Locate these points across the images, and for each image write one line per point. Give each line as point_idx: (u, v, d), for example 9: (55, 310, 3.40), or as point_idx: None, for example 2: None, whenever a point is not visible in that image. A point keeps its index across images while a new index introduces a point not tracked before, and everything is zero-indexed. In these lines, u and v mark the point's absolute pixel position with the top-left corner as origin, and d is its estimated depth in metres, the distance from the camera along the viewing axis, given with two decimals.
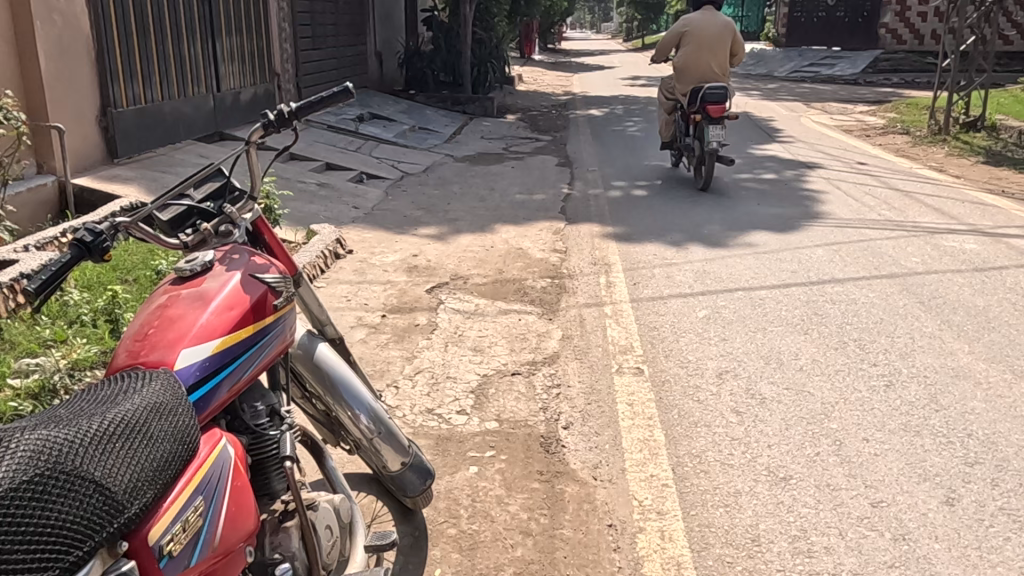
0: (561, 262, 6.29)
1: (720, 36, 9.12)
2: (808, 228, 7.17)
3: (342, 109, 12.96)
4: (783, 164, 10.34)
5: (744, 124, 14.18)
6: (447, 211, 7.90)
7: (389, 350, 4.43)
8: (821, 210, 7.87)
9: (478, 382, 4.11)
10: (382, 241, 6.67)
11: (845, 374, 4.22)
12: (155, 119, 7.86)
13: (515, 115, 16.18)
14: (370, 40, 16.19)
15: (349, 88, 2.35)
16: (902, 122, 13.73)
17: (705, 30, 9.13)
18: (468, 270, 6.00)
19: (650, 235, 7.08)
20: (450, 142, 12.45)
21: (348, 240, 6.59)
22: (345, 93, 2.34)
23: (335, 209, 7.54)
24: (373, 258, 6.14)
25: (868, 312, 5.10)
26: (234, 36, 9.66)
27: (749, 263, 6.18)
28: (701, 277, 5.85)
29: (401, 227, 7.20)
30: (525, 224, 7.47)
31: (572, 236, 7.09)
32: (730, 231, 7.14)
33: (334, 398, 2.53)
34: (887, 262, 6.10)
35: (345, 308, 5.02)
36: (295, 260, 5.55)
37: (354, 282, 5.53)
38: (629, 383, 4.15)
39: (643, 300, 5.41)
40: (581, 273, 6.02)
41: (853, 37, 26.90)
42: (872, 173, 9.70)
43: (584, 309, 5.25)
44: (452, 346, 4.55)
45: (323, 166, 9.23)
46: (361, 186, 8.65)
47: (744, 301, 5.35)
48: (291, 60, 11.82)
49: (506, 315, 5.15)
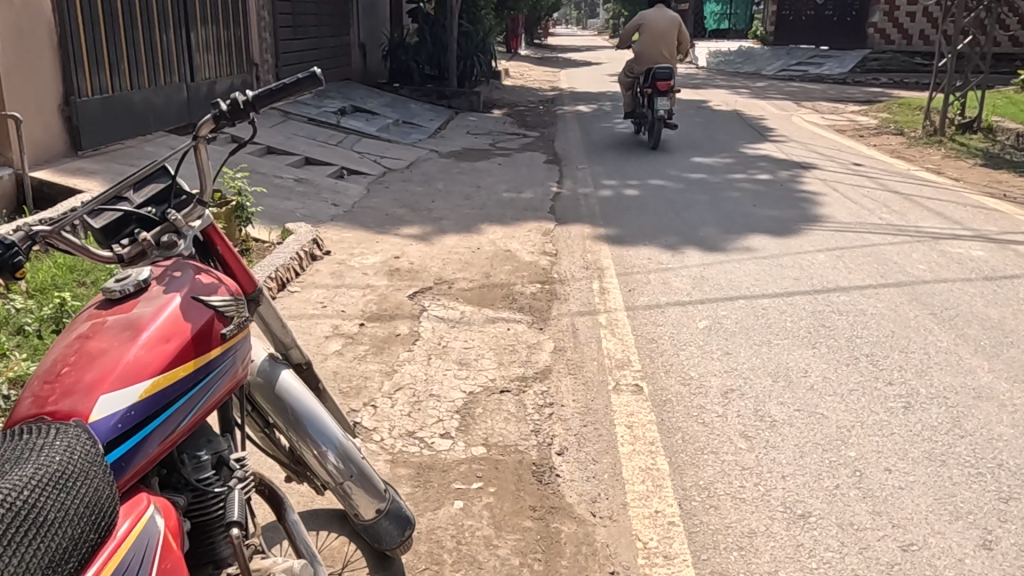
0: (552, 266, 5.96)
1: (669, 28, 11.44)
2: (808, 232, 6.88)
3: (324, 101, 12.56)
4: (777, 164, 10.06)
5: (735, 123, 13.90)
6: (431, 210, 7.55)
7: (366, 362, 4.08)
8: (820, 213, 7.57)
9: (464, 401, 3.76)
10: (362, 241, 6.31)
11: (860, 394, 3.91)
12: (124, 110, 7.45)
13: (502, 110, 15.82)
14: (353, 32, 15.79)
15: (317, 74, 2.00)
16: (895, 122, 13.49)
17: (658, 22, 11.39)
18: (452, 274, 5.66)
19: (644, 237, 6.76)
20: (434, 136, 12.08)
21: (326, 239, 6.23)
22: (313, 80, 2.00)
23: (313, 206, 7.16)
24: (352, 260, 5.77)
25: (878, 324, 4.81)
26: (210, 25, 9.24)
27: (749, 269, 5.88)
28: (699, 283, 5.54)
29: (382, 226, 6.84)
30: (513, 225, 7.13)
31: (562, 237, 6.76)
32: (727, 233, 6.83)
33: (298, 433, 2.18)
34: (894, 269, 5.81)
35: (321, 314, 4.66)
36: (269, 261, 5.18)
37: (332, 286, 5.17)
38: (628, 403, 3.82)
39: (639, 309, 5.09)
40: (573, 278, 5.69)
41: (841, 37, 26.75)
42: (869, 174, 9.44)
43: (576, 318, 4.92)
44: (435, 359, 4.21)
45: (302, 160, 8.85)
46: (341, 183, 8.27)
47: (747, 311, 5.04)
48: (271, 50, 11.41)
49: (493, 323, 4.81)
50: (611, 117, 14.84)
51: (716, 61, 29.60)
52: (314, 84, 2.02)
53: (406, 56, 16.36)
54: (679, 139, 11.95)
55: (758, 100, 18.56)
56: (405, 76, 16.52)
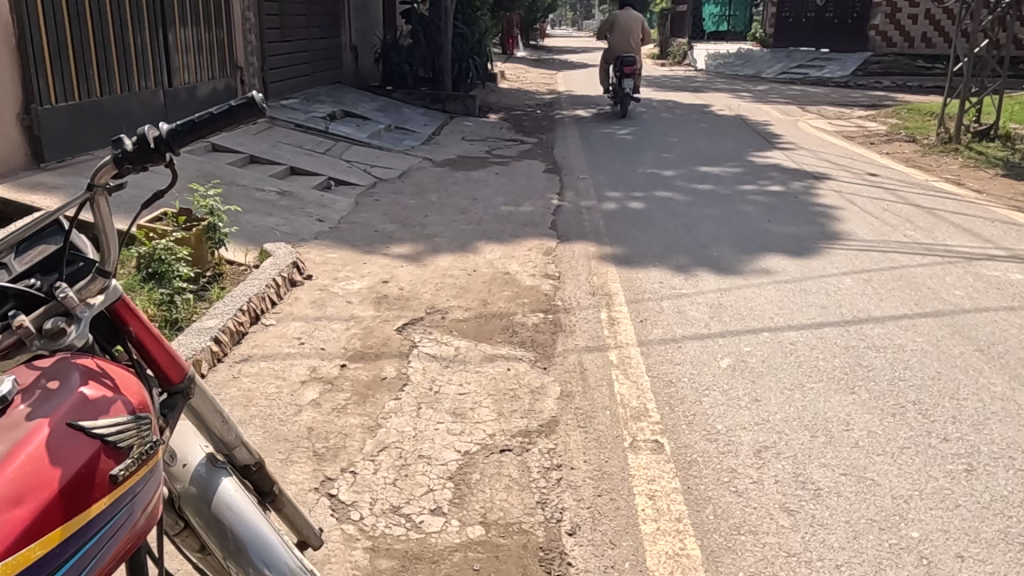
0: (554, 291, 5.47)
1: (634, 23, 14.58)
2: (830, 251, 6.39)
3: (313, 106, 12.03)
4: (788, 174, 9.57)
5: (740, 129, 13.41)
6: (424, 225, 7.04)
7: (347, 414, 3.56)
8: (840, 229, 7.08)
9: (459, 464, 3.25)
10: (348, 262, 5.79)
11: (913, 454, 3.41)
12: (94, 118, 6.92)
13: (498, 115, 15.32)
14: (345, 33, 15.26)
15: (256, 99, 1.49)
16: (905, 129, 13.04)
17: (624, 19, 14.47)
18: (446, 301, 5.15)
19: (654, 256, 6.28)
20: (428, 143, 11.56)
21: (308, 260, 5.71)
22: (251, 104, 1.47)
23: (296, 222, 6.64)
24: (335, 285, 5.25)
25: (921, 363, 4.31)
26: (191, 26, 8.72)
27: (769, 295, 5.37)
28: (718, 312, 5.04)
29: (371, 245, 6.33)
30: (512, 242, 6.63)
31: (565, 257, 6.27)
32: (743, 253, 6.34)
33: (240, 565, 1.67)
34: (929, 295, 5.32)
35: (299, 353, 4.15)
36: (241, 290, 4.64)
37: (312, 317, 4.65)
38: (649, 465, 3.30)
39: (653, 343, 4.58)
40: (578, 305, 5.19)
41: (842, 39, 26.28)
42: (885, 185, 8.97)
43: (584, 354, 4.42)
44: (426, 409, 3.68)
45: (286, 170, 8.33)
46: (328, 195, 7.75)
47: (773, 346, 4.54)
48: (257, 53, 10.88)
49: (491, 362, 4.30)
50: (611, 122, 14.34)
51: (714, 63, 29.17)
52: (254, 112, 1.49)
53: (399, 58, 15.87)
54: (684, 147, 11.45)
55: (762, 104, 18.09)
56: (399, 78, 16.00)
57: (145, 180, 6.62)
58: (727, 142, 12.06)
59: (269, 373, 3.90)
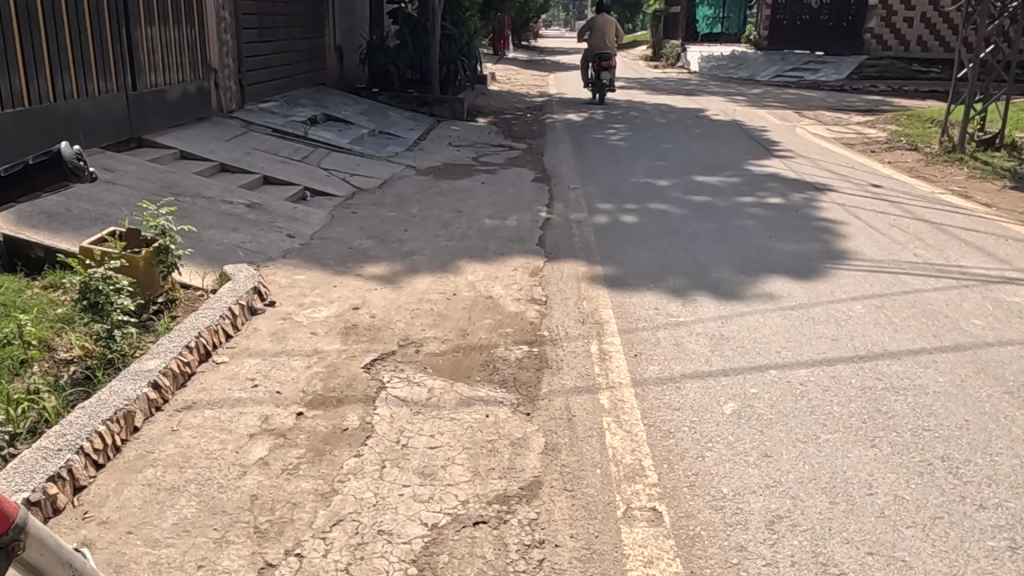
0: (541, 318, 5.02)
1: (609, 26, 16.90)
2: (837, 273, 5.96)
3: (293, 109, 11.56)
4: (787, 185, 9.15)
5: (737, 135, 12.99)
6: (402, 242, 6.58)
7: (298, 477, 3.10)
8: (846, 247, 6.66)
9: (423, 542, 2.79)
10: (317, 285, 5.32)
11: (947, 527, 2.97)
12: (46, 123, 6.44)
13: (487, 119, 14.87)
14: (329, 33, 14.78)
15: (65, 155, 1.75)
16: (906, 136, 12.64)
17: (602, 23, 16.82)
18: (422, 331, 4.70)
19: (648, 277, 5.84)
20: (412, 149, 11.10)
21: (273, 283, 5.25)
22: (56, 162, 1.74)
23: (264, 238, 6.16)
24: (299, 314, 4.78)
25: (948, 409, 3.87)
26: (159, 26, 8.25)
27: (775, 324, 4.93)
28: (720, 346, 4.60)
29: (344, 265, 5.86)
30: (497, 261, 6.18)
31: (553, 278, 5.82)
32: (744, 274, 5.91)
33: None
34: (948, 326, 4.89)
35: (250, 398, 3.68)
36: (191, 322, 4.16)
37: (270, 353, 4.18)
38: (644, 542, 2.85)
39: (649, 383, 4.13)
40: (566, 336, 4.74)
41: (837, 41, 25.90)
42: (890, 197, 8.55)
43: (572, 397, 3.97)
44: (391, 468, 3.23)
45: (258, 179, 7.85)
46: (302, 207, 7.28)
47: (782, 388, 4.10)
48: (233, 53, 10.40)
49: (468, 407, 3.84)
50: (603, 127, 13.90)
51: (708, 66, 28.76)
52: (63, 171, 1.75)
53: (386, 59, 15.40)
54: (679, 155, 11.03)
55: (758, 109, 17.68)
56: (385, 80, 15.53)
57: (100, 191, 6.14)
58: (723, 149, 11.64)
59: (214, 425, 3.43)
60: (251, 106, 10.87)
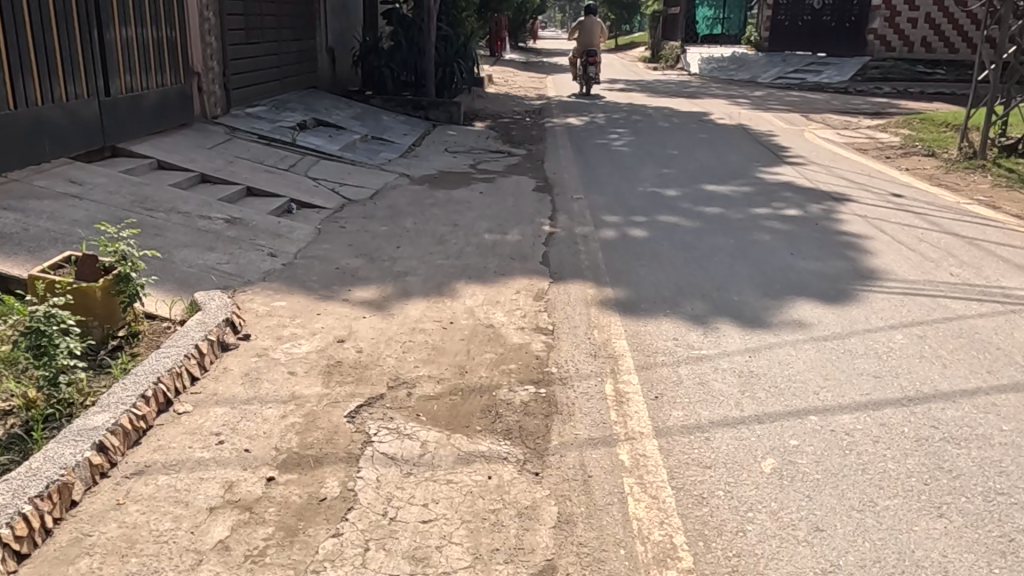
0: (548, 352, 4.50)
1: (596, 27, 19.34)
2: (868, 296, 5.45)
3: (282, 114, 11.04)
4: (803, 195, 8.64)
5: (744, 140, 12.51)
6: (394, 260, 6.07)
7: (263, 568, 2.58)
8: (875, 265, 6.15)
9: None
10: (298, 314, 4.80)
11: None
12: (6, 133, 5.91)
13: (484, 123, 14.38)
14: (321, 34, 14.27)
15: None
16: (922, 141, 12.16)
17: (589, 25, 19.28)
18: (415, 369, 4.18)
19: (664, 301, 5.33)
20: (407, 156, 10.59)
21: (251, 312, 4.73)
22: None
23: (243, 258, 5.64)
24: (277, 349, 4.26)
25: (1022, 468, 3.35)
26: (135, 26, 7.71)
27: (808, 359, 4.42)
28: (750, 386, 4.08)
29: (330, 288, 5.34)
30: (497, 282, 5.68)
31: (560, 302, 5.31)
32: (769, 297, 5.40)
33: None
34: (1002, 360, 4.38)
35: (212, 459, 3.16)
36: (149, 364, 3.63)
37: (240, 401, 3.66)
38: None
39: (674, 433, 3.61)
40: (576, 373, 4.23)
41: (840, 42, 25.48)
42: (914, 208, 8.05)
43: (588, 452, 3.45)
44: (376, 553, 2.71)
45: (241, 191, 7.33)
46: (286, 222, 6.76)
47: (827, 439, 3.58)
48: (217, 55, 9.87)
49: (468, 467, 3.31)
50: (605, 132, 13.39)
51: (708, 67, 28.28)
52: None
53: (379, 62, 14.87)
54: (686, 161, 10.54)
55: (762, 112, 17.20)
56: (379, 84, 15.01)
57: (63, 208, 5.61)
58: (732, 155, 11.15)
59: (167, 497, 2.90)
60: (237, 111, 10.34)
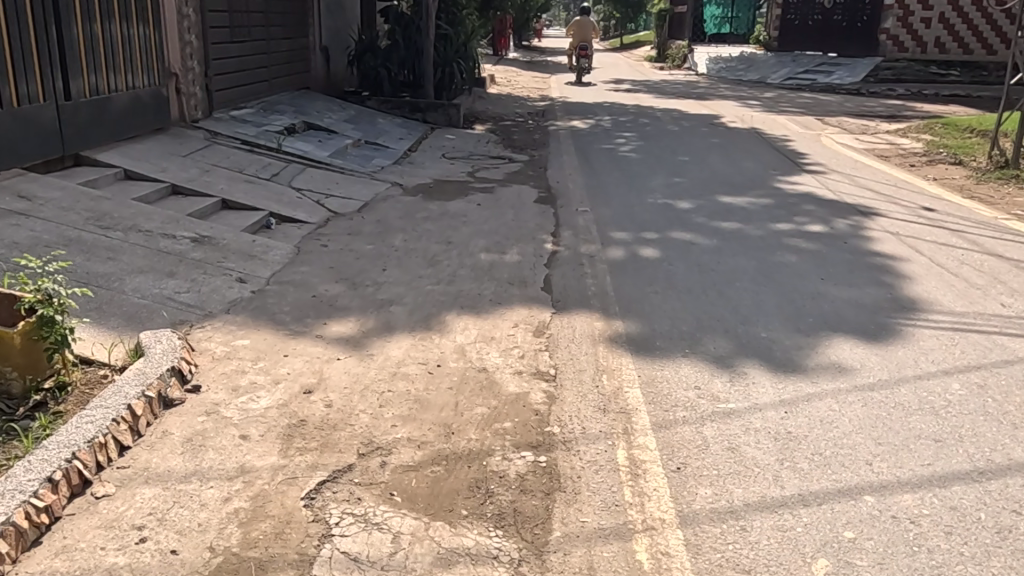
0: (550, 405, 3.87)
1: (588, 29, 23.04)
2: (911, 332, 4.81)
3: (269, 117, 10.42)
4: (828, 208, 7.98)
5: (757, 146, 11.87)
6: (379, 286, 5.43)
7: None
8: (917, 294, 5.49)
9: None
10: (262, 355, 4.16)
11: None
12: None
13: (485, 126, 13.75)
14: (315, 33, 13.65)
15: None
16: (946, 148, 11.50)
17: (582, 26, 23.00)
18: (393, 429, 3.54)
19: (683, 338, 4.68)
20: (401, 162, 9.97)
21: (206, 354, 4.10)
22: None
23: (207, 285, 5.01)
24: (229, 404, 3.61)
25: None
26: (102, 23, 7.08)
27: (854, 418, 3.77)
28: (791, 455, 3.43)
29: (303, 322, 4.71)
30: (493, 313, 5.05)
31: (564, 339, 4.67)
32: (801, 334, 4.75)
33: None
34: None
35: (127, 567, 2.53)
36: (66, 434, 3.01)
37: (175, 478, 3.02)
38: None
39: (703, 522, 2.97)
40: (582, 434, 3.59)
41: (852, 42, 24.83)
42: (949, 224, 7.40)
43: (598, 549, 2.81)
44: None
45: (215, 204, 6.71)
46: (262, 240, 6.12)
47: (889, 530, 2.94)
48: (198, 55, 9.24)
49: (448, 571, 2.66)
50: (611, 136, 12.75)
51: (716, 67, 27.57)
52: None
53: (375, 61, 14.24)
54: (698, 170, 9.90)
55: (773, 115, 16.54)
56: (375, 84, 14.40)
57: (4, 229, 4.99)
58: (746, 163, 10.52)
59: None
60: (221, 115, 9.71)
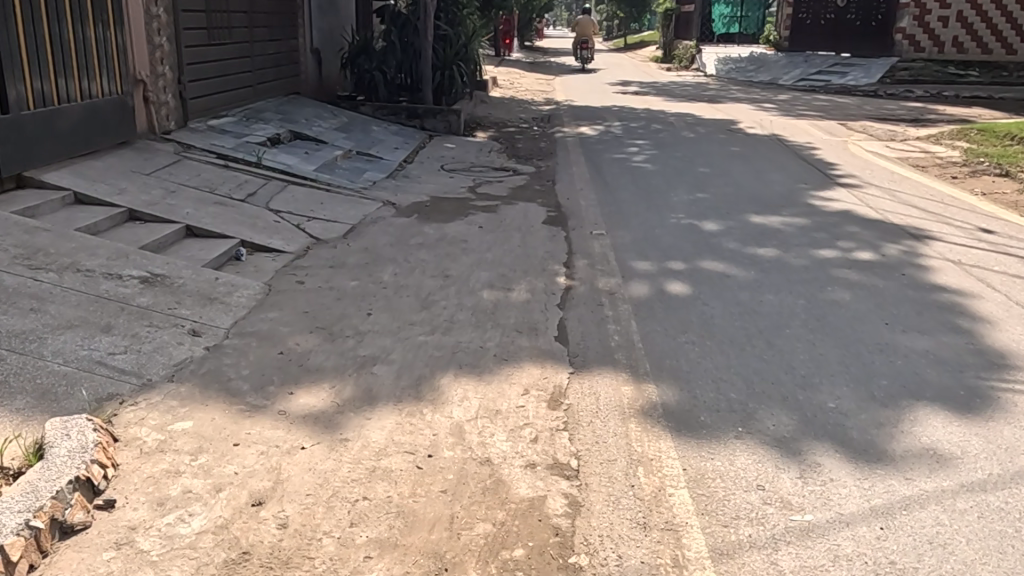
0: (573, 516, 2.98)
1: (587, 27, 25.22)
2: (1014, 401, 3.91)
3: (251, 125, 9.55)
4: (875, 230, 7.09)
5: (780, 154, 11.00)
6: (361, 338, 4.53)
7: None
8: (1005, 346, 4.58)
9: None
10: (205, 447, 3.27)
11: None
12: None
13: (487, 133, 12.87)
14: (306, 35, 12.79)
15: None
16: (987, 157, 10.59)
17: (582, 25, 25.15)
18: (364, 565, 2.65)
19: (735, 413, 3.77)
20: (395, 176, 9.09)
21: (134, 446, 3.21)
22: None
23: (150, 342, 4.12)
24: (150, 529, 2.73)
25: None
26: (50, 24, 6.20)
27: (972, 538, 2.87)
28: None
29: (264, 391, 3.82)
30: (499, 374, 4.16)
31: (585, 413, 3.78)
32: (880, 405, 3.84)
33: None
34: None
35: None
36: None
37: None
38: None
39: None
40: (617, 566, 2.71)
41: (865, 42, 23.88)
42: (1016, 251, 6.50)
43: None
44: None
45: (177, 232, 5.83)
46: (228, 277, 5.23)
47: None
48: (170, 59, 8.36)
49: None
50: (623, 144, 11.88)
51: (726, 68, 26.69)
52: None
53: (369, 64, 13.37)
54: (722, 183, 9.01)
55: (792, 119, 15.63)
56: (370, 88, 13.54)
57: None
58: (772, 174, 9.63)
59: None
60: (197, 125, 8.83)
